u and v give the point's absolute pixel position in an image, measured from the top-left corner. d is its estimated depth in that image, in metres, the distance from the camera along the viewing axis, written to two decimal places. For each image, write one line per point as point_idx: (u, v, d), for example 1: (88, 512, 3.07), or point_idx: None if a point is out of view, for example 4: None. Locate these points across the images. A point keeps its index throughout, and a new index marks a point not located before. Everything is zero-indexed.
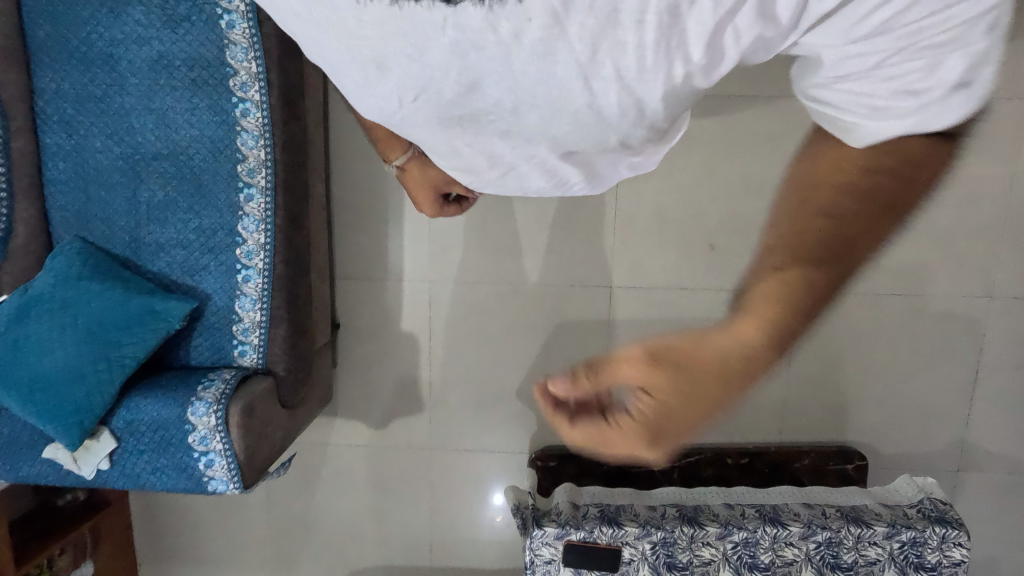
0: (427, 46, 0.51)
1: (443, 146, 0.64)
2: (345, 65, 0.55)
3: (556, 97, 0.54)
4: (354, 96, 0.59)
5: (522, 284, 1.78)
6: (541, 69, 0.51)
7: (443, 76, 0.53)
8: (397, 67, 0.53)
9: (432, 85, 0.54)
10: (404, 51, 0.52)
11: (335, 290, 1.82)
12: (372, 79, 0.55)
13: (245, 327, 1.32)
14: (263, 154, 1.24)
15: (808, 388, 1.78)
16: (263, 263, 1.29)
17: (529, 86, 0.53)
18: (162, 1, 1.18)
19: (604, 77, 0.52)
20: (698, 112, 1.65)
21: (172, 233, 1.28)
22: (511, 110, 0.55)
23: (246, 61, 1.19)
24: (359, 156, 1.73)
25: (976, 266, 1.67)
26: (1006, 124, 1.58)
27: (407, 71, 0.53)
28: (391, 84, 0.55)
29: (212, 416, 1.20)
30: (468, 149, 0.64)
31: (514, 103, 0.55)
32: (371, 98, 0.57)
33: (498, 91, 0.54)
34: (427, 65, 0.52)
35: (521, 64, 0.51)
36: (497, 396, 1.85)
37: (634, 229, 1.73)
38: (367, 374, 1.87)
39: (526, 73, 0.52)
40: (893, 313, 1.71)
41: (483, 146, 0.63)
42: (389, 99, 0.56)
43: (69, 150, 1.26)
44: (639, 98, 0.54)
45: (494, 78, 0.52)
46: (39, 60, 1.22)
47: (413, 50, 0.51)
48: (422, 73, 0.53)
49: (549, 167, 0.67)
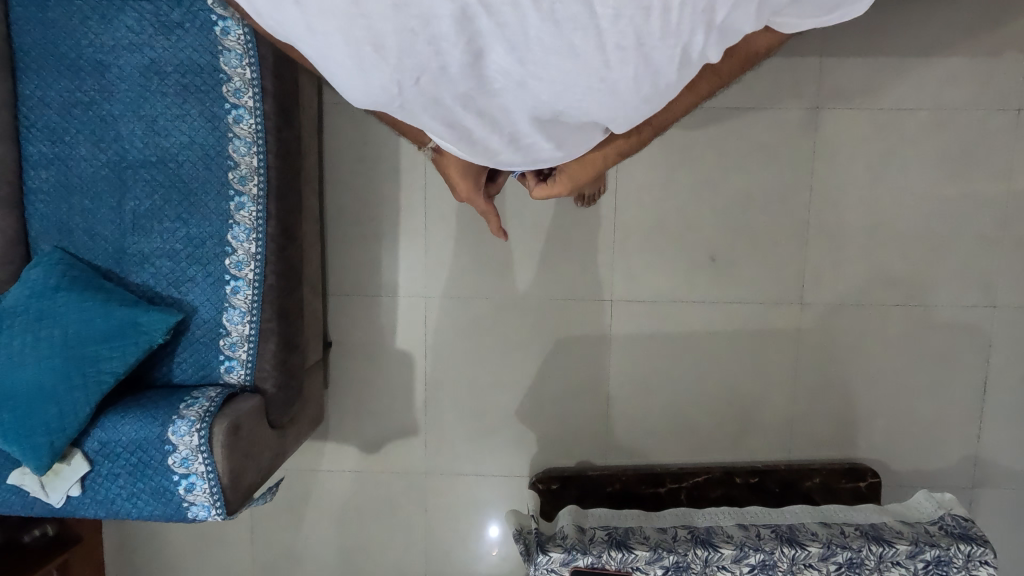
0: (431, 18, 0.51)
1: (445, 125, 0.65)
2: (338, 48, 0.55)
3: (570, 64, 0.55)
4: (345, 83, 0.59)
5: (520, 299, 1.73)
6: (554, 37, 0.52)
7: (448, 47, 0.53)
8: (394, 43, 0.53)
9: (433, 59, 0.55)
10: (408, 26, 0.52)
11: (328, 307, 1.76)
12: (369, 62, 0.55)
13: (233, 342, 1.25)
14: (256, 161, 1.21)
15: (815, 402, 1.73)
16: (254, 273, 1.23)
17: (542, 55, 0.54)
18: (156, 8, 1.16)
19: (624, 49, 0.53)
20: (698, 122, 1.64)
21: (158, 243, 1.23)
22: (519, 81, 0.57)
23: (240, 67, 1.18)
24: (353, 169, 1.70)
25: (978, 275, 1.66)
26: (997, 134, 1.60)
27: (409, 47, 0.54)
28: (388, 65, 0.55)
29: (195, 435, 1.12)
30: (472, 121, 0.64)
31: (523, 75, 0.56)
32: (367, 82, 0.58)
33: (505, 59, 0.55)
34: (431, 38, 0.53)
35: (537, 31, 0.52)
36: (496, 416, 1.78)
37: (634, 241, 1.70)
38: (360, 394, 1.79)
39: (540, 42, 0.53)
40: (896, 324, 1.69)
41: (488, 116, 0.63)
42: (388, 82, 0.57)
43: (52, 158, 1.21)
44: (652, 67, 0.56)
45: (501, 45, 0.53)
46: (26, 66, 1.19)
47: (415, 26, 0.52)
48: (425, 50, 0.53)
49: (555, 135, 0.68)
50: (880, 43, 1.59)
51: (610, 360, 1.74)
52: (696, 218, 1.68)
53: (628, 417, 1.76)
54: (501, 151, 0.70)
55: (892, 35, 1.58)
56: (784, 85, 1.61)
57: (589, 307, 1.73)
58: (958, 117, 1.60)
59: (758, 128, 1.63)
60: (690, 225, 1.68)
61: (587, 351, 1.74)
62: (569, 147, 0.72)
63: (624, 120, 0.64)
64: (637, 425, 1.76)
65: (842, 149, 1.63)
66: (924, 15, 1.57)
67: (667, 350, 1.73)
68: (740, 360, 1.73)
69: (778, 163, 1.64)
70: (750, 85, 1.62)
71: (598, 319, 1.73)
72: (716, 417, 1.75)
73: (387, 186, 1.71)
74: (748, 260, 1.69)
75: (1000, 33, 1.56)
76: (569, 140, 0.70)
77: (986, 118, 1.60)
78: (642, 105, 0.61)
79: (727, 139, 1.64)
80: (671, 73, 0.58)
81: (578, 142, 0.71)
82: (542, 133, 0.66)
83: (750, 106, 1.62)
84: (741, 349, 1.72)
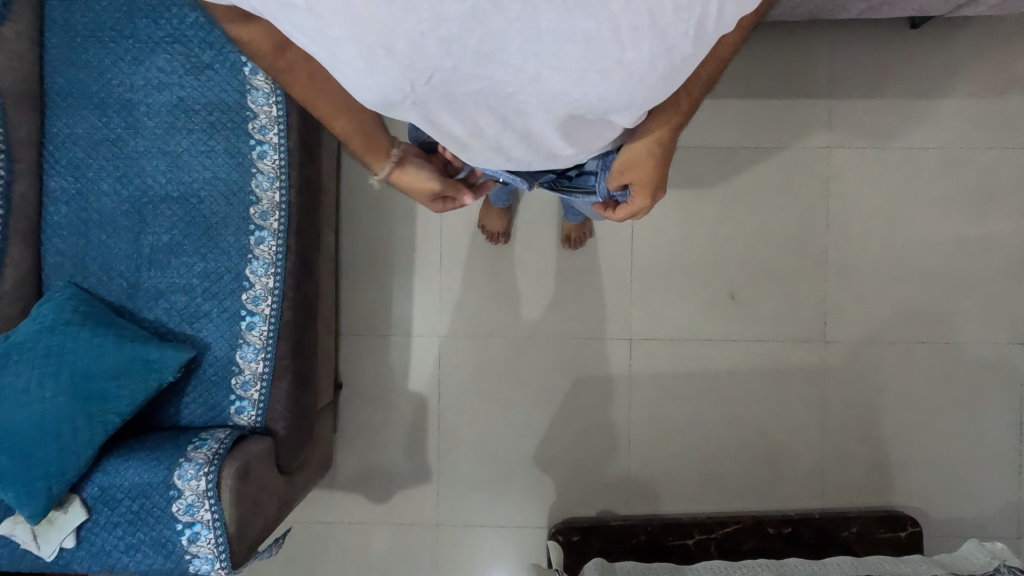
0: (442, 18, 0.48)
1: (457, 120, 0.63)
2: (351, 56, 0.53)
3: (583, 53, 0.52)
4: (354, 82, 0.57)
5: (537, 338, 1.70)
6: (567, 23, 0.49)
7: (460, 47, 0.51)
8: (407, 47, 0.51)
9: (444, 59, 0.52)
10: (418, 27, 0.49)
11: (340, 347, 1.71)
12: (380, 63, 0.53)
13: (245, 380, 1.20)
14: (278, 197, 1.21)
15: (846, 445, 1.66)
16: (270, 309, 1.21)
17: (555, 46, 0.51)
18: (187, 50, 1.19)
19: (638, 30, 0.50)
20: (714, 161, 1.65)
21: (174, 278, 1.20)
22: (533, 74, 0.54)
23: (266, 105, 1.20)
24: (370, 207, 1.71)
25: (1003, 312, 1.63)
26: (1008, 172, 1.62)
27: (421, 48, 0.51)
28: (400, 67, 0.53)
29: (201, 480, 1.06)
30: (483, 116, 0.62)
31: (535, 67, 0.54)
32: (379, 84, 0.55)
33: (518, 55, 0.52)
34: (442, 40, 0.50)
35: (549, 23, 0.49)
36: (513, 461, 1.69)
37: (652, 279, 1.68)
38: (370, 440, 1.72)
39: (552, 33, 0.50)
40: (923, 362, 1.65)
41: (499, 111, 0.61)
42: (400, 81, 0.55)
43: (73, 194, 1.21)
44: (667, 44, 0.53)
45: (517, 39, 0.51)
46: (55, 105, 1.21)
47: (426, 28, 0.49)
48: (437, 49, 0.51)
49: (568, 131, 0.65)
50: (887, 85, 1.62)
51: (631, 401, 1.68)
52: (714, 255, 1.67)
53: (652, 462, 1.68)
54: (511, 146, 0.68)
55: (898, 77, 1.62)
56: (796, 124, 1.64)
57: (609, 346, 1.69)
58: (968, 155, 1.63)
59: (771, 166, 1.65)
60: (709, 262, 1.67)
61: (608, 392, 1.69)
62: (580, 140, 0.70)
63: (640, 104, 0.61)
64: (659, 471, 1.68)
65: (854, 188, 1.64)
66: (929, 56, 1.61)
67: (690, 391, 1.68)
68: (764, 401, 1.67)
69: (791, 201, 1.65)
70: (762, 125, 1.64)
71: (617, 358, 1.69)
72: (744, 461, 1.67)
73: (403, 225, 1.71)
74: (768, 298, 1.66)
75: (1001, 75, 1.61)
76: (580, 134, 0.68)
77: (995, 156, 1.62)
78: (658, 87, 0.58)
79: (742, 177, 1.65)
80: (688, 47, 0.55)
81: (590, 135, 0.69)
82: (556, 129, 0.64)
83: (763, 146, 1.64)
84: (766, 390, 1.67)
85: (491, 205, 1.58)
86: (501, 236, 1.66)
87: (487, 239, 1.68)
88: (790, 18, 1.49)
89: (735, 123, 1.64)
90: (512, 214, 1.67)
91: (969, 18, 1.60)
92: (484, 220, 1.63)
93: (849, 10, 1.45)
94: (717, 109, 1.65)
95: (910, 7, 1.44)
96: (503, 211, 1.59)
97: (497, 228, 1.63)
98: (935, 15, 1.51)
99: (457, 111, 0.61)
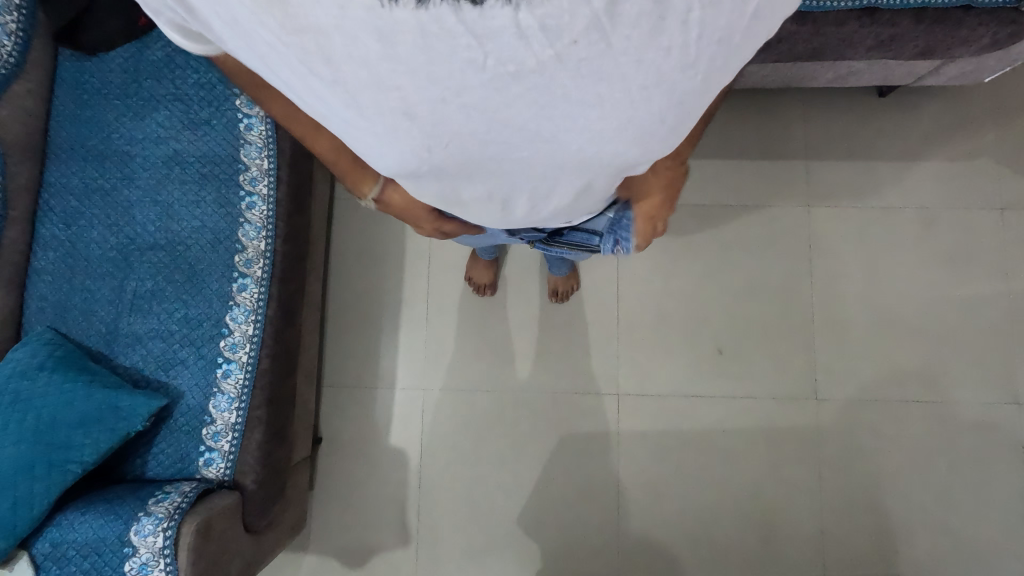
0: (463, 88, 0.44)
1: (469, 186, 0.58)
2: (361, 119, 0.47)
3: (610, 120, 0.48)
4: (369, 147, 0.52)
5: (523, 392, 1.67)
6: (596, 90, 0.45)
7: (482, 116, 0.46)
8: (425, 113, 0.46)
9: (465, 129, 0.47)
10: (439, 95, 0.44)
11: (322, 399, 1.68)
12: (399, 129, 0.48)
13: (216, 431, 1.17)
14: (264, 245, 1.23)
15: (847, 510, 1.58)
16: (248, 356, 1.19)
17: (583, 114, 0.47)
18: (187, 107, 1.25)
19: (665, 94, 0.47)
20: (697, 218, 1.69)
21: (153, 324, 1.19)
22: (557, 142, 0.50)
23: (259, 158, 1.25)
24: (359, 258, 1.73)
25: (995, 371, 1.61)
26: (985, 232, 1.65)
27: (442, 116, 0.46)
28: (417, 134, 0.48)
29: (159, 536, 1.01)
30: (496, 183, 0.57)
31: (562, 136, 0.49)
32: (392, 150, 0.50)
33: (543, 124, 0.47)
34: (463, 107, 0.45)
35: (576, 91, 0.45)
36: (496, 524, 1.61)
37: (639, 333, 1.67)
38: (347, 498, 1.64)
39: (579, 101, 0.46)
40: (919, 422, 1.60)
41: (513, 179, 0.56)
42: (416, 147, 0.50)
43: (63, 240, 1.23)
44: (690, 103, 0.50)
45: (544, 109, 0.46)
46: (56, 156, 1.26)
47: (446, 95, 0.44)
48: (456, 117, 0.46)
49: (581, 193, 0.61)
50: (861, 148, 1.68)
51: (619, 459, 1.63)
52: (700, 310, 1.66)
53: (642, 527, 1.60)
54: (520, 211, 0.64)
55: (870, 141, 1.68)
56: (775, 184, 1.69)
57: (596, 401, 1.65)
58: (945, 215, 1.66)
59: (754, 223, 1.68)
60: (695, 317, 1.66)
61: (595, 449, 1.63)
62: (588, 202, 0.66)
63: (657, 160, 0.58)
64: (649, 536, 1.59)
65: (836, 245, 1.67)
66: (899, 122, 1.68)
67: (680, 449, 1.62)
68: (758, 461, 1.61)
69: (775, 257, 1.67)
70: (743, 184, 1.69)
71: (605, 414, 1.65)
72: (739, 527, 1.59)
73: (391, 277, 1.72)
74: (756, 353, 1.65)
75: (969, 141, 1.68)
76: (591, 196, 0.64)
77: (971, 216, 1.66)
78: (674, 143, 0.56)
79: (724, 234, 1.68)
80: None
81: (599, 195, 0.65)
82: (578, 188, 0.60)
83: (744, 204, 1.68)
84: (759, 449, 1.61)
85: (477, 258, 1.61)
86: (488, 287, 1.67)
87: (474, 291, 1.69)
88: (762, 86, 1.58)
89: (717, 182, 1.69)
90: (499, 267, 1.69)
91: (934, 88, 1.69)
92: (471, 272, 1.65)
93: (818, 79, 1.54)
94: (698, 168, 1.70)
95: (875, 77, 1.52)
96: (490, 264, 1.62)
97: (484, 280, 1.65)
98: (900, 84, 1.59)
99: (472, 178, 0.56)
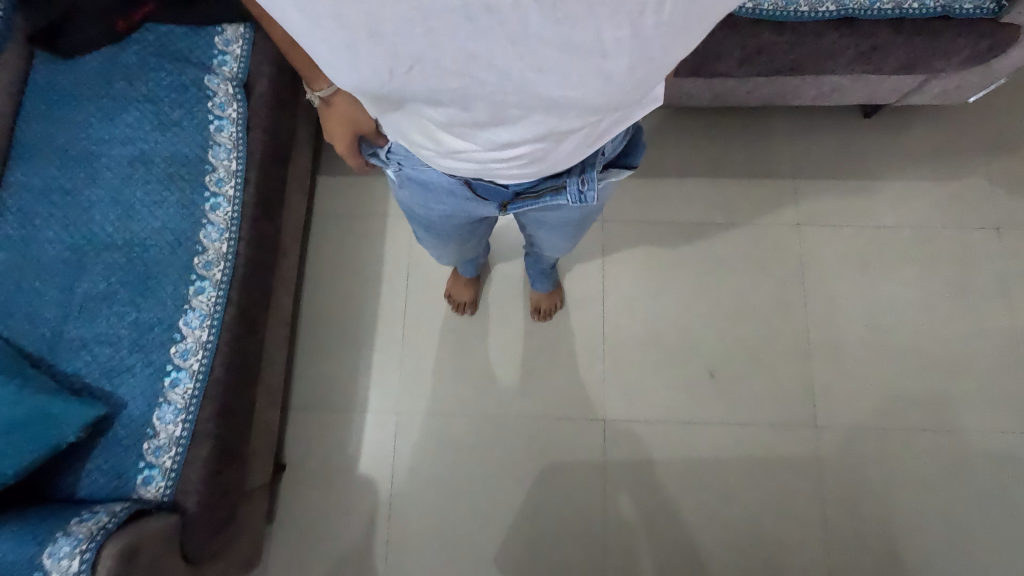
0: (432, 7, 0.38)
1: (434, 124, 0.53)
2: (319, 26, 0.41)
3: (588, 68, 0.43)
4: (329, 65, 0.46)
5: (503, 416, 1.56)
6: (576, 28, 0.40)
7: (448, 44, 0.41)
8: (390, 29, 0.40)
9: (432, 56, 0.42)
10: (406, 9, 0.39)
11: (288, 422, 1.57)
12: (360, 46, 0.42)
13: (158, 445, 1.07)
14: (225, 247, 1.18)
15: (856, 551, 1.44)
16: (199, 364, 1.11)
17: (559, 59, 0.42)
18: (157, 108, 1.23)
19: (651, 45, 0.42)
20: (684, 235, 1.63)
21: (100, 327, 1.11)
22: (529, 87, 0.45)
23: (227, 159, 1.22)
24: (335, 274, 1.67)
25: (1005, 397, 1.51)
26: (982, 252, 1.60)
27: (409, 37, 0.41)
28: (380, 52, 0.42)
29: (74, 561, 0.90)
30: (463, 125, 0.52)
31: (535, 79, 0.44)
32: (350, 71, 0.45)
33: (516, 63, 0.42)
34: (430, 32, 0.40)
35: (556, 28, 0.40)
36: (472, 563, 1.47)
37: (626, 354, 1.57)
38: (309, 533, 1.50)
39: (556, 40, 0.41)
40: (927, 452, 1.49)
41: (480, 124, 0.51)
42: (378, 71, 0.44)
43: (15, 240, 1.17)
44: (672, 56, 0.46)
45: (517, 46, 0.41)
46: (19, 156, 1.22)
47: (415, 13, 0.39)
48: (420, 39, 0.41)
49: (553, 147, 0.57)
50: (849, 167, 1.65)
51: (606, 492, 1.50)
52: (690, 330, 1.58)
53: (632, 568, 1.45)
54: (486, 161, 0.59)
55: (859, 160, 1.66)
56: (763, 201, 1.65)
57: (580, 427, 1.54)
58: (939, 235, 1.62)
59: (743, 241, 1.62)
60: (685, 337, 1.57)
61: (580, 479, 1.51)
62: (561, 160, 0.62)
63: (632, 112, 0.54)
64: None
65: (829, 264, 1.61)
66: (887, 141, 1.66)
67: (672, 481, 1.50)
68: (756, 495, 1.48)
69: (767, 276, 1.60)
70: (731, 202, 1.65)
71: (591, 441, 1.53)
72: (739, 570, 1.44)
73: (367, 294, 1.66)
74: (751, 376, 1.54)
75: (959, 161, 1.65)
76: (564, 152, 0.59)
77: (967, 237, 1.61)
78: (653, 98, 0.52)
79: (713, 251, 1.62)
80: None
81: (572, 154, 0.61)
82: (549, 145, 0.56)
83: (733, 221, 1.64)
84: (758, 482, 1.49)
85: (457, 276, 1.55)
86: (468, 306, 1.60)
87: (453, 309, 1.62)
88: (746, 102, 1.56)
89: (704, 200, 1.65)
90: (479, 284, 1.62)
91: (920, 109, 1.68)
92: (451, 289, 1.59)
93: (802, 96, 1.53)
94: (684, 185, 1.66)
95: (859, 95, 1.51)
96: (469, 282, 1.55)
97: (464, 298, 1.58)
98: (885, 103, 1.58)
99: (439, 116, 0.51)
